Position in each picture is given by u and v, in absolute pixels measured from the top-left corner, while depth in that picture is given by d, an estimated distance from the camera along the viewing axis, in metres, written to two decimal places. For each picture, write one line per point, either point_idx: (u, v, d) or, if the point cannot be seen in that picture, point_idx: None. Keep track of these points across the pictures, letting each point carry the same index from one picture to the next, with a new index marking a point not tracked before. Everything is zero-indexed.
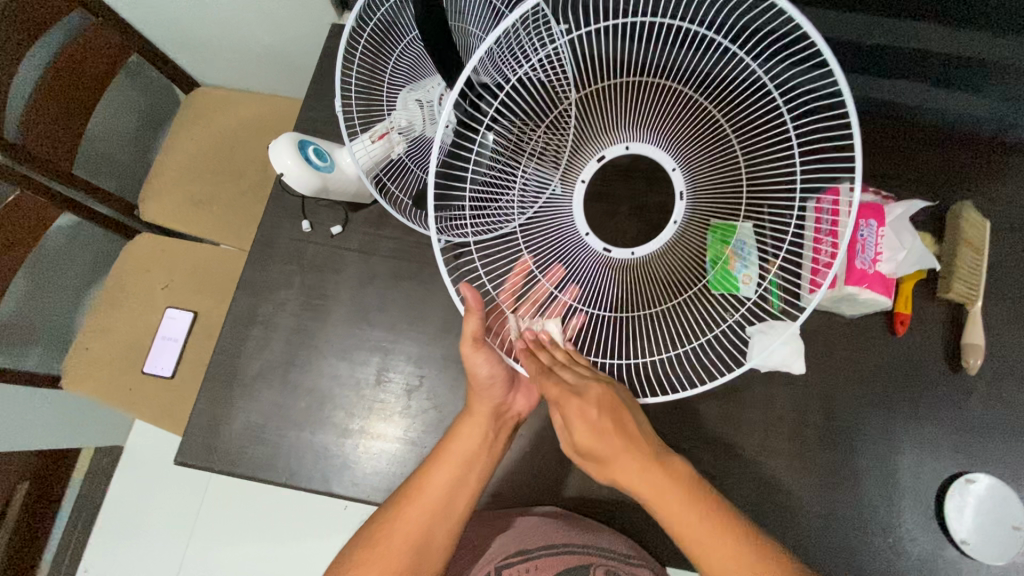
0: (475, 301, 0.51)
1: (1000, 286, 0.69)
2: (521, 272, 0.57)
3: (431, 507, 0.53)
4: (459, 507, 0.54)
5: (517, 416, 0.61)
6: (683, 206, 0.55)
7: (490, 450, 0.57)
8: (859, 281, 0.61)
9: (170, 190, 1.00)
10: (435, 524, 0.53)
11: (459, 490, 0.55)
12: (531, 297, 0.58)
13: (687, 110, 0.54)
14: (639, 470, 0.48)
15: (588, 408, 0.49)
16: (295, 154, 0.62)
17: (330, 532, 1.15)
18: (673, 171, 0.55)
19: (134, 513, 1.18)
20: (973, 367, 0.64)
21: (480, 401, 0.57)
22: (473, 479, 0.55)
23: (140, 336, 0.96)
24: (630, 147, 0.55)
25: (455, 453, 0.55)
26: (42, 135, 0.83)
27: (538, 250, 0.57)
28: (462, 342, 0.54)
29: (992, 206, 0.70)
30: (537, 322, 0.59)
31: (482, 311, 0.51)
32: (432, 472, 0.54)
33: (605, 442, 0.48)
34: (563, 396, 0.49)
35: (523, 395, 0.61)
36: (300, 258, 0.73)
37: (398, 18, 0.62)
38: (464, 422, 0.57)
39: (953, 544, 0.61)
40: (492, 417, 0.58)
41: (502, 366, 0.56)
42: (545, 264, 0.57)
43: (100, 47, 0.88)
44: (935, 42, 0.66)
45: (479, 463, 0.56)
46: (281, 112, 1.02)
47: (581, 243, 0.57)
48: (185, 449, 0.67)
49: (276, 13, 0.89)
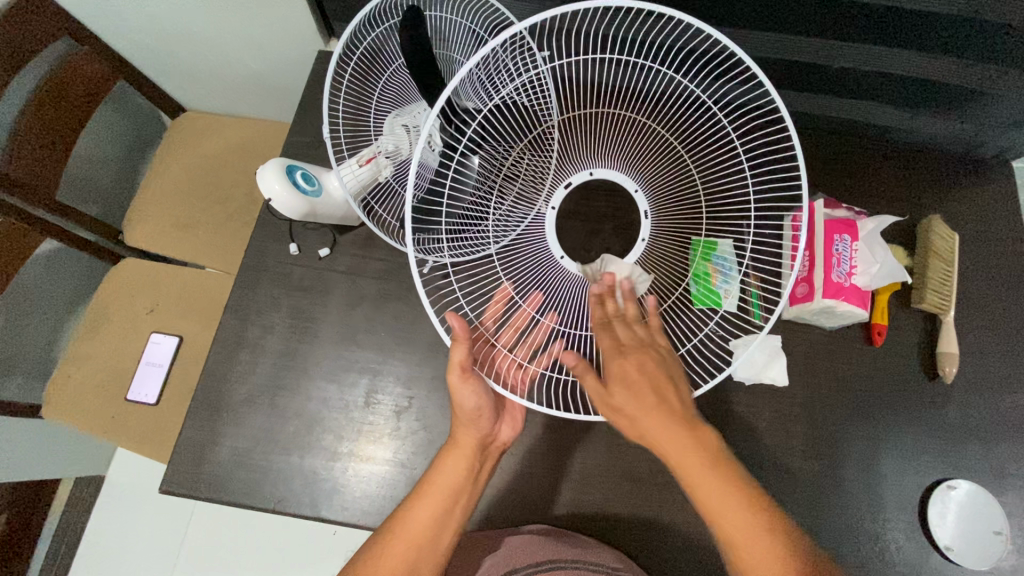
0: (461, 330, 0.51)
1: (970, 296, 0.71)
2: (501, 300, 0.59)
3: (414, 542, 0.52)
4: (444, 539, 0.54)
5: (502, 445, 0.61)
6: (649, 226, 0.59)
7: (476, 482, 0.57)
8: (836, 294, 0.63)
9: (155, 215, 1.00)
10: (422, 559, 0.52)
11: (444, 524, 0.54)
12: (512, 323, 0.59)
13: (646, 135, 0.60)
14: (673, 431, 0.45)
15: (632, 369, 0.48)
16: (283, 179, 0.62)
17: (318, 558, 1.13)
18: (637, 193, 0.59)
19: (117, 543, 1.15)
20: (949, 375, 0.66)
21: (465, 433, 0.57)
22: (458, 512, 0.55)
23: (125, 362, 0.95)
24: (593, 172, 0.58)
25: (440, 486, 0.54)
26: (26, 162, 0.82)
27: (517, 277, 0.60)
28: (449, 371, 0.53)
29: (958, 220, 0.73)
30: (521, 351, 0.59)
31: (469, 339, 0.52)
32: (417, 507, 0.54)
33: (647, 395, 0.46)
34: (614, 352, 0.49)
35: (508, 422, 0.61)
36: (287, 281, 0.73)
37: (385, 45, 0.64)
38: (448, 454, 0.56)
39: (937, 550, 0.63)
40: (478, 450, 0.57)
41: (487, 398, 0.56)
42: (526, 291, 0.59)
43: (83, 74, 0.88)
44: (906, 68, 0.67)
45: (464, 497, 0.55)
46: (268, 137, 1.03)
47: (557, 265, 0.60)
48: (171, 476, 0.66)
49: (261, 39, 0.90)
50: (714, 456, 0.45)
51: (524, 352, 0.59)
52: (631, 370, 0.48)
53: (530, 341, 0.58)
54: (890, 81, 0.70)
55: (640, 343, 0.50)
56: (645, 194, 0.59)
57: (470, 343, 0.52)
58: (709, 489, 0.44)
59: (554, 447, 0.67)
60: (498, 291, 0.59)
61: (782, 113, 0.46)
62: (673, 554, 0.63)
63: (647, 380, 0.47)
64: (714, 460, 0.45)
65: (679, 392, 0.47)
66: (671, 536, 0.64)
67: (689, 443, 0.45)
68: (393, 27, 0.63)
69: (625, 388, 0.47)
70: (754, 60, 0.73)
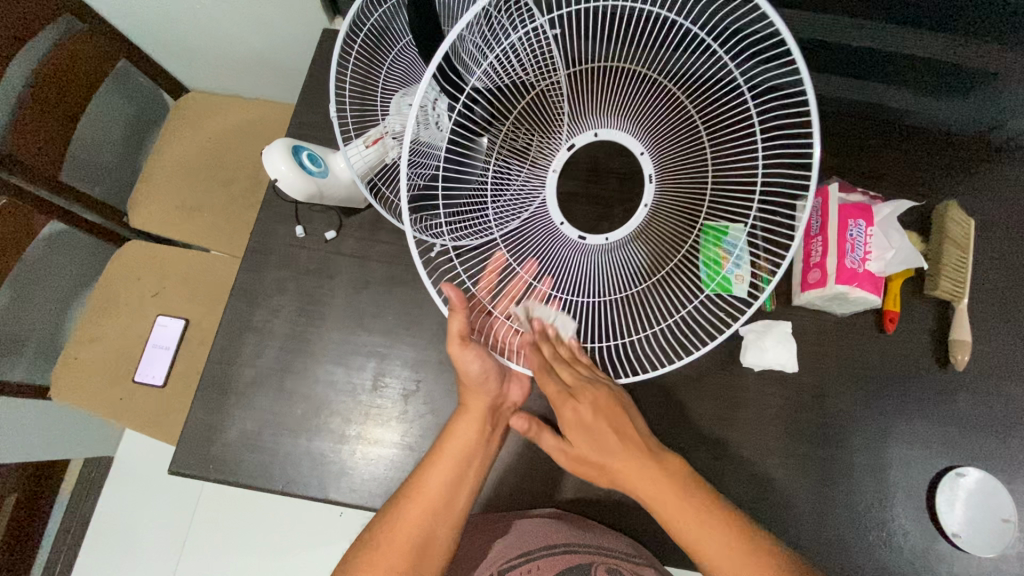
0: (457, 299, 0.51)
1: (984, 284, 0.70)
2: (496, 268, 0.58)
3: (432, 504, 0.53)
4: (460, 502, 0.54)
5: (512, 406, 0.62)
6: (651, 189, 0.58)
7: (487, 446, 0.58)
8: (849, 281, 0.62)
9: (159, 197, 0.99)
10: (435, 524, 0.52)
11: (457, 487, 0.54)
12: (508, 291, 0.58)
13: (652, 92, 0.56)
14: (635, 465, 0.53)
15: (587, 410, 0.56)
16: (289, 159, 0.61)
17: (324, 541, 1.14)
18: (643, 156, 0.58)
19: (125, 523, 1.16)
20: (960, 363, 0.66)
21: (475, 397, 0.58)
22: (473, 472, 0.56)
23: (132, 344, 0.95)
24: (598, 134, 0.57)
25: (454, 448, 0.56)
26: (29, 141, 0.82)
27: (515, 247, 0.58)
28: (449, 342, 0.53)
29: (976, 206, 0.72)
30: (519, 318, 0.58)
31: (465, 309, 0.51)
32: (431, 469, 0.54)
33: (605, 434, 0.55)
34: (562, 397, 0.56)
35: (517, 385, 0.62)
36: (294, 264, 0.73)
37: (391, 24, 0.62)
38: (459, 419, 0.57)
39: (945, 537, 0.63)
40: (488, 412, 0.58)
41: (492, 362, 0.56)
42: (521, 257, 0.59)
43: (86, 53, 0.87)
44: (924, 48, 0.64)
45: (477, 460, 0.56)
46: (272, 117, 1.02)
47: (558, 232, 0.59)
48: (180, 458, 0.66)
49: (265, 17, 0.89)
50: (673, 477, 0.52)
51: (523, 322, 0.58)
52: (584, 411, 0.56)
53: (529, 310, 0.58)
54: (909, 65, 0.67)
55: (581, 381, 0.56)
56: (650, 155, 0.58)
57: (467, 312, 0.52)
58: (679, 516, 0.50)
59: None
60: (493, 259, 0.58)
61: (806, 81, 0.42)
62: (678, 539, 0.63)
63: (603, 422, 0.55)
64: (676, 488, 0.51)
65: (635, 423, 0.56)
66: None
67: (650, 472, 0.52)
68: (399, 3, 0.60)
69: (579, 431, 0.56)
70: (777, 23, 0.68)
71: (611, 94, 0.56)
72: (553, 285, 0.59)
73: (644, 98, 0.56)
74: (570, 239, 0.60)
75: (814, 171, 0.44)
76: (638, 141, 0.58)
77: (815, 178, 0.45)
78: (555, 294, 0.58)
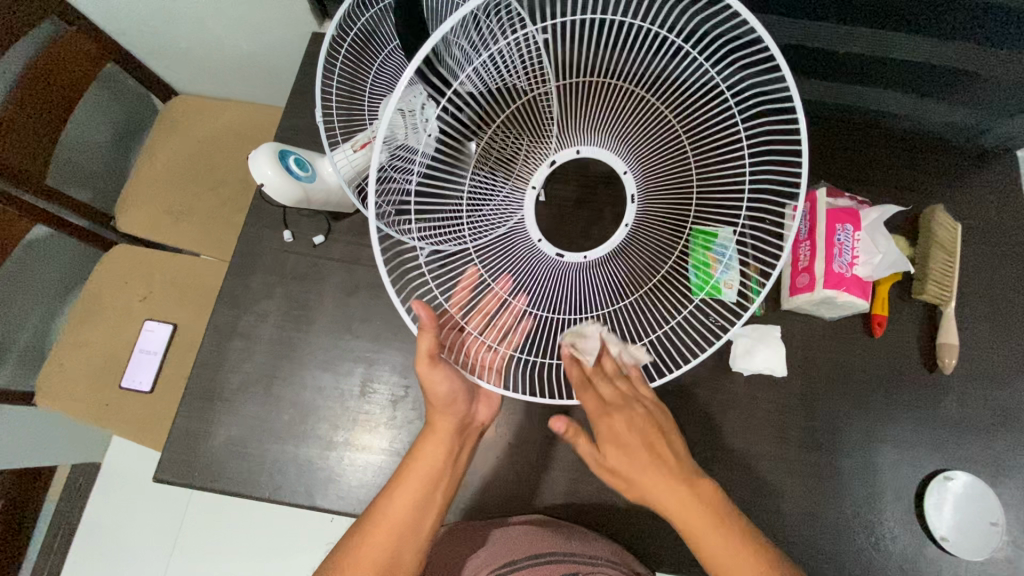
0: (428, 319, 0.49)
1: (970, 287, 0.70)
2: (468, 284, 0.56)
3: (397, 528, 0.52)
4: (426, 525, 0.54)
5: (481, 426, 0.61)
6: (633, 210, 0.59)
7: (454, 466, 0.57)
8: (837, 285, 0.62)
9: (147, 201, 0.99)
10: (402, 545, 0.52)
11: (425, 507, 0.54)
12: (480, 307, 0.56)
13: (638, 112, 0.57)
14: (667, 484, 0.50)
15: (624, 428, 0.52)
16: (275, 164, 0.61)
17: (316, 547, 1.13)
18: (626, 174, 0.59)
19: (113, 530, 1.15)
20: (948, 367, 0.66)
21: (442, 417, 0.56)
22: (439, 495, 0.55)
23: (119, 350, 0.94)
24: (580, 151, 0.59)
25: (420, 470, 0.55)
26: (14, 146, 0.81)
27: (488, 256, 0.58)
28: (417, 361, 0.52)
29: (964, 209, 0.73)
30: (490, 333, 0.57)
31: (436, 327, 0.50)
32: (396, 490, 0.54)
33: (644, 454, 0.52)
34: (601, 412, 0.53)
35: (484, 403, 0.61)
36: (282, 268, 0.72)
37: (379, 27, 0.62)
38: (426, 438, 0.56)
39: (933, 541, 0.63)
40: (455, 433, 0.57)
41: (459, 381, 0.56)
42: (495, 272, 0.58)
43: (72, 57, 0.86)
44: (905, 50, 0.65)
45: (445, 481, 0.55)
46: (262, 120, 1.01)
47: (535, 248, 0.60)
48: (165, 465, 0.65)
49: (253, 20, 0.88)
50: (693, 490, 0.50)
51: (496, 335, 0.57)
52: (622, 427, 0.52)
53: (501, 323, 0.57)
54: (904, 66, 0.67)
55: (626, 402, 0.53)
56: (634, 175, 0.59)
57: (437, 331, 0.50)
58: (711, 544, 0.49)
59: (553, 439, 0.66)
60: (466, 275, 0.56)
61: (794, 93, 0.41)
62: (667, 544, 0.63)
63: (638, 439, 0.52)
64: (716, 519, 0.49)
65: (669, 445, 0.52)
66: (667, 528, 0.64)
67: (684, 496, 0.50)
68: (386, 6, 0.60)
69: (616, 447, 0.52)
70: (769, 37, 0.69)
71: (592, 114, 0.57)
72: (527, 300, 0.58)
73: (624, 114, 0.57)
74: (548, 256, 0.60)
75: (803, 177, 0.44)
76: (621, 161, 0.59)
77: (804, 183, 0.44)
78: (530, 310, 0.57)
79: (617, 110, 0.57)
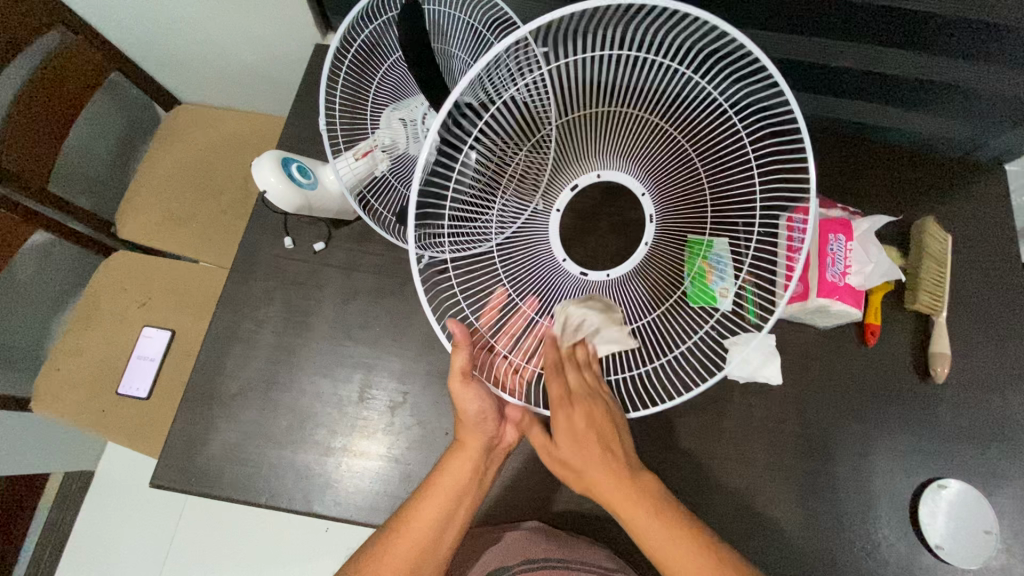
0: (462, 335, 0.51)
1: (961, 297, 0.72)
2: (498, 304, 0.58)
3: (418, 541, 0.52)
4: (449, 540, 0.53)
5: (507, 448, 0.59)
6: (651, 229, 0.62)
7: (479, 483, 0.56)
8: (830, 293, 0.63)
9: (147, 208, 0.99)
10: (423, 560, 0.52)
11: (448, 523, 0.53)
12: (507, 328, 0.58)
13: (651, 136, 0.59)
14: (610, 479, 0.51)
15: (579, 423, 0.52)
16: (278, 171, 0.62)
17: (311, 556, 1.12)
18: (644, 196, 0.62)
19: (103, 539, 1.14)
20: (941, 375, 0.67)
21: (471, 435, 0.56)
22: (463, 510, 0.54)
23: (116, 356, 0.94)
24: (601, 174, 0.62)
25: (445, 485, 0.54)
26: (17, 151, 0.81)
27: (514, 275, 0.59)
28: (450, 378, 0.53)
29: (953, 222, 0.74)
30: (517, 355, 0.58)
31: (469, 344, 0.51)
32: (420, 506, 0.53)
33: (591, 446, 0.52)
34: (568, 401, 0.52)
35: (513, 425, 0.58)
36: (281, 275, 0.73)
37: (382, 38, 0.64)
38: (453, 456, 0.56)
39: (927, 549, 0.63)
40: (483, 452, 0.56)
41: (490, 400, 0.55)
42: (523, 291, 0.59)
43: (77, 66, 0.87)
44: (896, 66, 0.67)
45: (469, 497, 0.55)
46: (264, 129, 1.03)
47: (559, 267, 0.62)
48: (162, 470, 0.65)
49: (256, 31, 0.90)
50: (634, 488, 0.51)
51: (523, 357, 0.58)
52: (578, 422, 0.52)
53: (528, 347, 0.57)
54: (890, 80, 0.69)
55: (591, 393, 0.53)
56: (650, 196, 0.62)
57: (471, 348, 0.52)
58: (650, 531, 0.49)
59: None
60: (495, 296, 0.57)
61: (796, 113, 0.45)
62: None
63: (587, 428, 0.52)
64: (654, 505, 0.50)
65: (622, 442, 0.53)
66: None
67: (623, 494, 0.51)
68: (390, 20, 0.63)
69: (567, 439, 0.52)
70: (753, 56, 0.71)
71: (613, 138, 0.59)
72: (554, 322, 0.59)
73: (642, 138, 0.59)
74: (573, 274, 0.61)
75: (811, 184, 0.46)
76: (639, 182, 0.62)
77: (814, 178, 0.46)
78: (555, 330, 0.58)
79: (628, 135, 0.59)
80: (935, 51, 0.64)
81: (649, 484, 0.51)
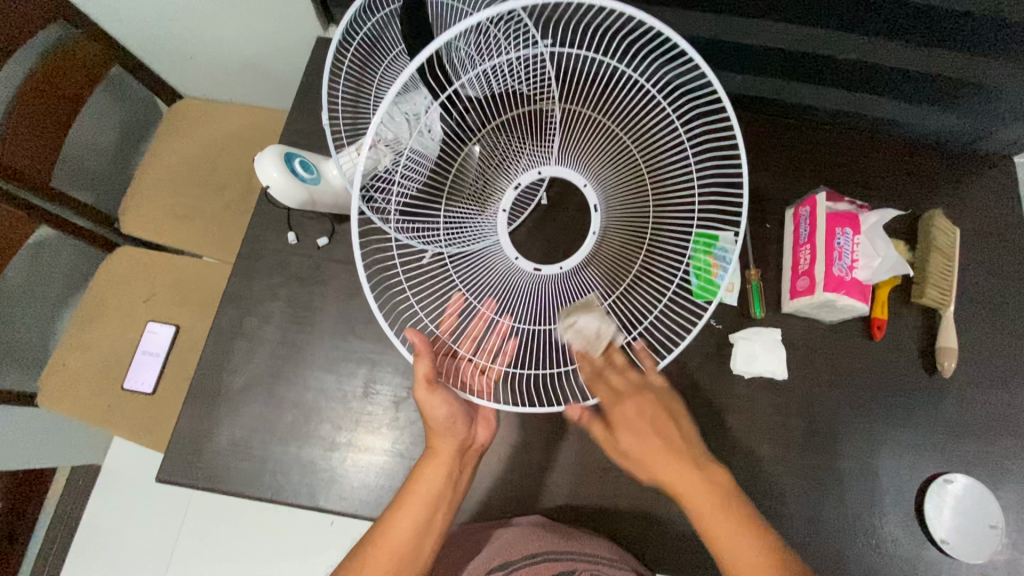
0: (422, 344, 0.51)
1: (970, 291, 0.71)
2: (456, 309, 0.58)
3: (398, 550, 0.52)
4: (427, 547, 0.53)
5: (480, 449, 0.59)
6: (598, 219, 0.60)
7: (455, 490, 0.56)
8: (837, 288, 0.63)
9: (150, 203, 0.99)
10: (404, 567, 0.52)
11: (425, 531, 0.53)
12: (469, 332, 0.58)
13: (604, 133, 0.60)
14: (671, 461, 0.50)
15: (633, 415, 0.51)
16: (281, 166, 0.61)
17: (316, 549, 1.13)
18: (587, 188, 0.60)
19: (111, 532, 1.14)
20: (947, 369, 0.66)
21: (443, 440, 0.56)
22: (440, 518, 0.54)
23: (121, 352, 0.94)
24: (543, 171, 0.59)
25: (422, 494, 0.54)
26: (22, 147, 0.81)
27: (470, 281, 0.60)
28: (416, 387, 0.53)
29: (962, 215, 0.73)
30: (481, 357, 0.58)
31: (430, 353, 0.51)
32: (397, 514, 0.53)
33: (652, 435, 0.51)
34: (614, 398, 0.52)
35: (484, 424, 0.60)
36: (285, 270, 0.73)
37: (384, 32, 0.63)
38: (427, 463, 0.55)
39: (933, 544, 0.63)
40: (456, 456, 0.56)
41: (458, 404, 0.55)
42: (480, 295, 0.59)
43: (79, 60, 0.87)
44: (906, 59, 0.66)
45: (445, 503, 0.54)
46: (266, 124, 1.02)
47: (512, 266, 0.61)
48: (168, 465, 0.66)
49: (258, 25, 0.89)
50: (713, 484, 0.49)
51: (486, 357, 0.58)
52: (631, 413, 0.51)
53: (490, 346, 0.58)
54: (902, 74, 0.68)
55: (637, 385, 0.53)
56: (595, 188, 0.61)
57: (432, 356, 0.51)
58: (718, 522, 0.48)
59: (554, 441, 0.66)
60: (452, 301, 0.58)
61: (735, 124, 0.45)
62: (670, 548, 0.63)
63: (647, 421, 0.51)
64: (715, 491, 0.49)
65: (678, 426, 0.52)
66: (669, 531, 0.64)
67: (698, 481, 0.49)
68: (392, 13, 0.61)
69: (626, 430, 0.51)
70: (757, 50, 0.70)
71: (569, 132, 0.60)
72: (513, 319, 0.59)
73: (596, 134, 0.60)
74: (526, 272, 0.60)
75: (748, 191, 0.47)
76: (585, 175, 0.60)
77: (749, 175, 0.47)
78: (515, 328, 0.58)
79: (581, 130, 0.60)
80: (948, 45, 0.63)
81: (721, 482, 0.50)
